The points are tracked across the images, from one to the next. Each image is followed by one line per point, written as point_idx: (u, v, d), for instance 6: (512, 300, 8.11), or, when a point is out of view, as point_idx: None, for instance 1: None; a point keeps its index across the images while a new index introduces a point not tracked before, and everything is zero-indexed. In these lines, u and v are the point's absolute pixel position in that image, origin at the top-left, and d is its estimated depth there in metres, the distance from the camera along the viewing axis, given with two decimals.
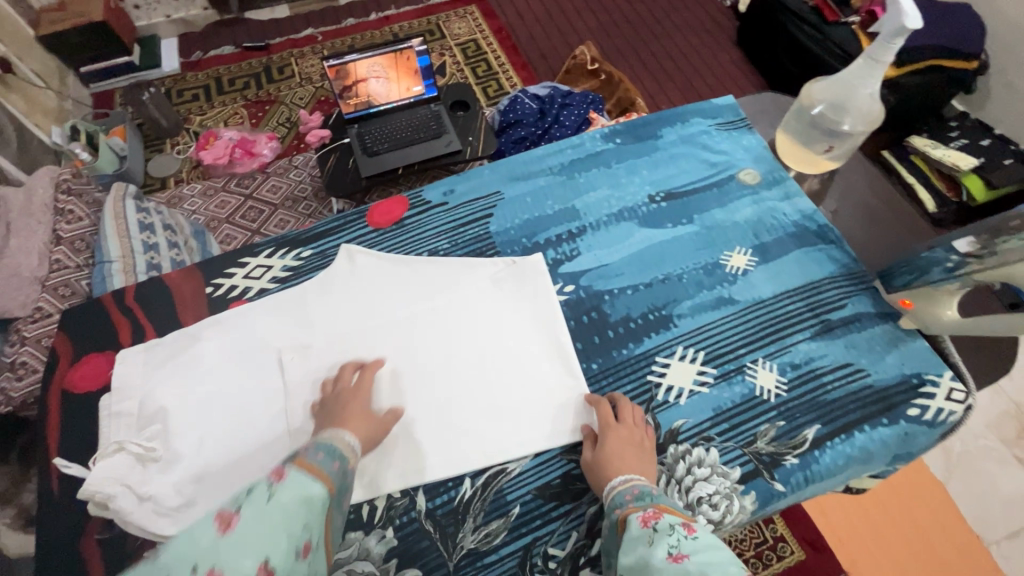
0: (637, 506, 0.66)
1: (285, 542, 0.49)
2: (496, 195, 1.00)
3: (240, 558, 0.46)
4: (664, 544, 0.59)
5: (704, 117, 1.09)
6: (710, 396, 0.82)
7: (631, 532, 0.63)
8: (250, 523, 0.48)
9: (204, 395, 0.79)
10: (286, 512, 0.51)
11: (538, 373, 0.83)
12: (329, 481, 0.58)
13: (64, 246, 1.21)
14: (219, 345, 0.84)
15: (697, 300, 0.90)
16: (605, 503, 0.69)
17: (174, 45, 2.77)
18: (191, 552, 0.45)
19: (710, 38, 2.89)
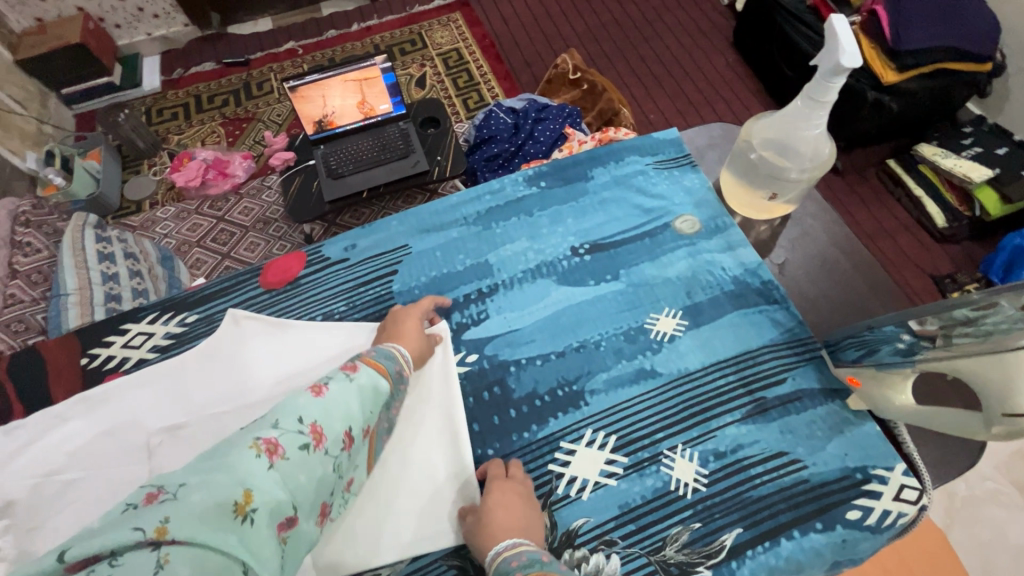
0: (527, 574, 0.55)
1: (359, 417, 0.57)
2: (403, 249, 0.91)
3: (332, 421, 0.54)
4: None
5: (641, 155, 0.99)
6: (617, 491, 0.72)
7: None
8: (336, 397, 0.56)
9: (56, 487, 0.73)
10: (360, 396, 0.58)
11: (424, 462, 0.74)
12: (392, 379, 0.64)
13: (19, 279, 1.19)
14: (87, 427, 0.77)
15: (614, 373, 0.80)
16: (493, 570, 0.59)
17: (156, 62, 2.76)
18: (294, 410, 0.52)
19: (704, 40, 2.73)
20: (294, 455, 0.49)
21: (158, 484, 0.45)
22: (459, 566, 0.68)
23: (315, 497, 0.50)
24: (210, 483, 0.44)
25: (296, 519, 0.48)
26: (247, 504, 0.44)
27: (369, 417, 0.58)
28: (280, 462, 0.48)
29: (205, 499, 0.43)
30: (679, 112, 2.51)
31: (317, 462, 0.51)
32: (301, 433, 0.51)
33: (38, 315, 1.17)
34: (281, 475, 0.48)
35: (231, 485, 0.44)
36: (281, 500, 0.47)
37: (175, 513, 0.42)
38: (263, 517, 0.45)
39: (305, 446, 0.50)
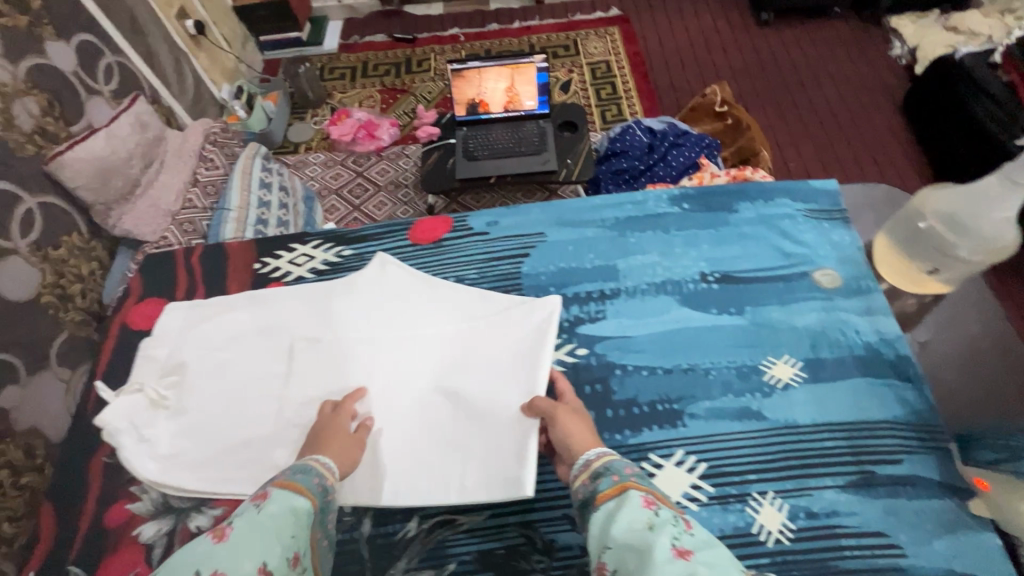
0: (639, 484, 0.62)
1: (277, 549, 0.56)
2: (538, 236, 0.97)
3: (239, 562, 0.53)
4: (668, 532, 0.54)
5: (793, 200, 0.97)
6: (696, 516, 0.73)
7: (628, 508, 0.58)
8: (241, 534, 0.56)
9: (217, 364, 0.87)
10: (275, 525, 0.58)
11: (501, 399, 0.79)
12: (312, 497, 0.63)
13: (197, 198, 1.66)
14: (247, 319, 0.91)
15: (717, 404, 0.80)
16: (587, 470, 0.65)
17: (338, 27, 3.09)
18: (192, 563, 0.52)
19: (870, 98, 2.56)
20: None
21: None
22: (528, 536, 0.73)
23: None
24: None
25: None
26: None
27: (289, 543, 0.57)
28: None
29: None
30: (824, 167, 2.37)
31: None
32: None
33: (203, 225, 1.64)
34: None
35: None
36: None
37: None
38: None
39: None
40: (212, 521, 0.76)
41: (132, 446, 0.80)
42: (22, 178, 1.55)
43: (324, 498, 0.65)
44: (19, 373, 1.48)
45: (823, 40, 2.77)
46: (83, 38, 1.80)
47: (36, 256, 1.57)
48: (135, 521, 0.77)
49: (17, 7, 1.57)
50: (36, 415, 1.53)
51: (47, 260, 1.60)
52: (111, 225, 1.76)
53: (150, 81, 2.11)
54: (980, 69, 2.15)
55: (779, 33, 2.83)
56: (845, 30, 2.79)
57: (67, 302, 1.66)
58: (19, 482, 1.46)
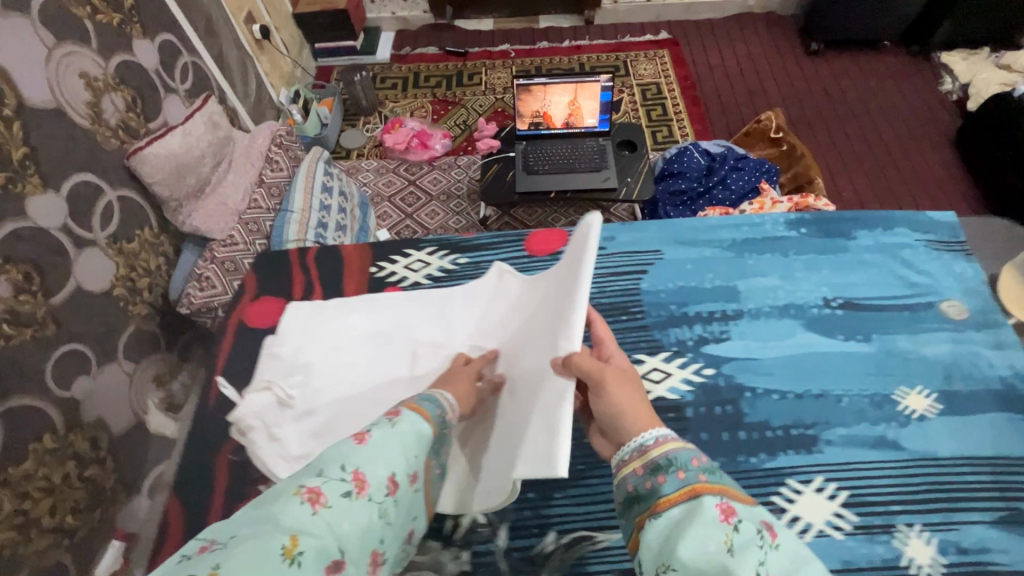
0: (710, 484, 0.56)
1: (403, 465, 0.63)
2: (655, 253, 0.97)
3: (374, 469, 0.59)
4: (754, 553, 0.48)
5: (911, 230, 0.97)
6: (842, 546, 0.71)
7: (703, 520, 0.52)
8: (376, 443, 0.62)
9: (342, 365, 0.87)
10: (403, 443, 0.64)
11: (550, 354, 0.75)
12: (433, 424, 0.69)
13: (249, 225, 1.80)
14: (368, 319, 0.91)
15: (853, 431, 0.79)
16: (648, 458, 0.60)
17: (391, 38, 3.14)
18: (338, 458, 0.58)
19: (922, 131, 2.57)
20: (336, 502, 0.55)
21: (207, 541, 0.50)
22: None
23: (362, 544, 0.55)
24: (256, 536, 0.48)
25: (343, 565, 0.52)
26: (294, 548, 0.48)
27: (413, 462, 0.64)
28: (322, 510, 0.53)
29: (252, 547, 0.47)
30: (877, 197, 2.38)
31: (360, 509, 0.56)
32: (344, 481, 0.57)
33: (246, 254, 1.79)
34: (324, 521, 0.52)
35: (278, 534, 0.49)
36: (330, 545, 0.51)
37: (221, 563, 0.45)
38: (310, 562, 0.49)
39: (347, 493, 0.56)
40: None
41: (263, 445, 0.78)
42: (105, 171, 1.56)
43: (441, 429, 0.70)
44: (91, 365, 1.49)
45: (873, 73, 2.80)
46: (165, 37, 1.83)
47: (112, 249, 1.58)
48: None
49: (112, 5, 1.61)
50: (102, 407, 1.52)
51: (121, 252, 1.61)
52: (181, 221, 1.77)
53: (219, 82, 2.14)
54: None
55: (829, 64, 2.86)
56: (895, 64, 2.82)
57: (135, 295, 1.66)
58: (83, 475, 1.45)
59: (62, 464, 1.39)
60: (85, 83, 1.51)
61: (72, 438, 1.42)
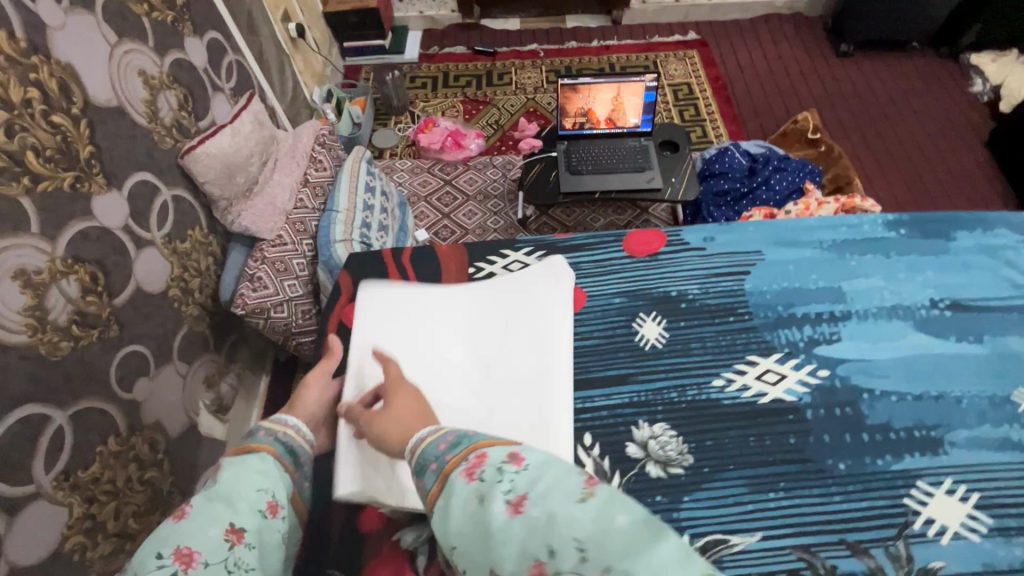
0: (452, 458, 0.61)
1: (240, 511, 0.64)
2: (756, 254, 0.97)
3: (202, 537, 0.60)
4: (497, 493, 0.54)
5: (1011, 231, 0.98)
6: (980, 548, 0.71)
7: (456, 492, 0.57)
8: (200, 513, 0.62)
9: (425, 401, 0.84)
10: (234, 491, 0.66)
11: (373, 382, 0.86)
12: (270, 452, 0.73)
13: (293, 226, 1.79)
14: (421, 354, 0.89)
15: (977, 433, 0.79)
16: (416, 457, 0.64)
17: (419, 37, 3.13)
18: (158, 546, 0.59)
19: (954, 132, 2.58)
20: None
21: None
22: (809, 561, 0.71)
23: None
24: None
25: None
26: None
27: (252, 499, 0.66)
28: None
29: None
30: (914, 199, 2.38)
31: None
32: (166, 565, 0.57)
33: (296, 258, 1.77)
34: None
35: None
36: None
37: None
38: None
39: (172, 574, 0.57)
40: None
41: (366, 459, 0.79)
42: (161, 170, 1.54)
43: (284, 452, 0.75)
44: (149, 366, 1.47)
45: (903, 74, 2.81)
46: (213, 35, 1.81)
47: (167, 249, 1.55)
48: (393, 525, 0.77)
49: (165, 2, 1.59)
50: (159, 409, 1.50)
51: (175, 253, 1.59)
52: (230, 221, 1.75)
53: (260, 81, 2.12)
54: None
55: (859, 65, 2.86)
56: (924, 65, 2.83)
57: (188, 296, 1.64)
58: (144, 477, 1.43)
59: (125, 467, 1.37)
60: (143, 81, 1.49)
61: (134, 441, 1.40)
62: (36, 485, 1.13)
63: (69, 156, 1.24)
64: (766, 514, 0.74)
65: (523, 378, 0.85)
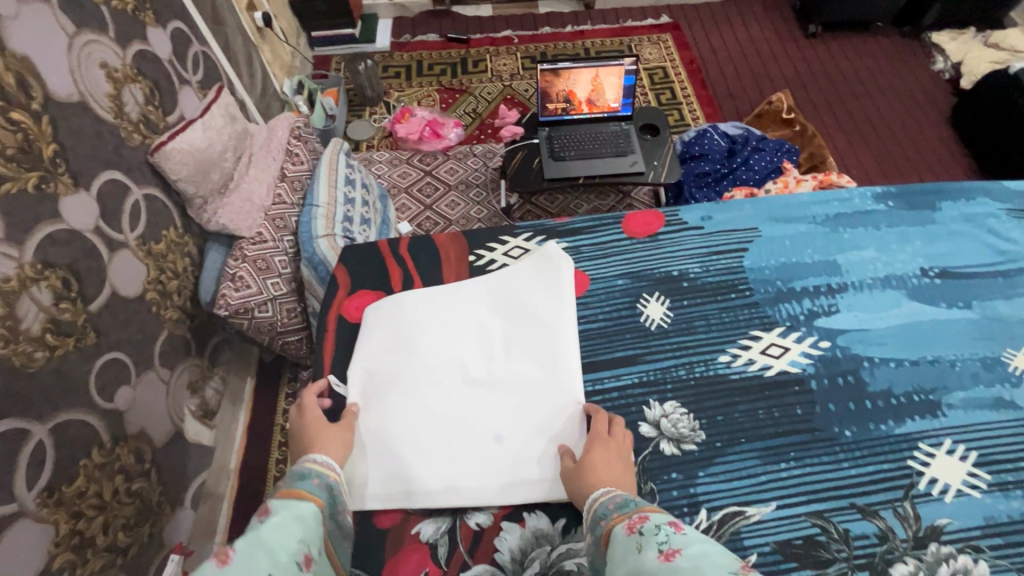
0: (619, 515, 0.61)
1: (284, 563, 0.55)
2: (753, 231, 0.98)
3: None
4: (652, 544, 0.54)
5: (992, 200, 1.01)
6: (981, 503, 0.74)
7: (617, 545, 0.58)
8: (244, 556, 0.53)
9: (432, 398, 0.82)
10: (281, 537, 0.57)
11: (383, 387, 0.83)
12: (315, 499, 0.64)
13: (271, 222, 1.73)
14: (424, 351, 0.86)
15: (972, 394, 0.82)
16: (588, 515, 0.64)
17: (389, 25, 3.05)
18: None
19: (919, 109, 2.67)
20: None
21: None
22: (823, 527, 0.72)
23: None
24: None
25: None
26: None
27: (297, 550, 0.57)
28: None
29: None
30: (884, 175, 2.46)
31: None
32: None
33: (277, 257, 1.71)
34: None
35: None
36: None
37: None
38: None
39: None
40: (492, 519, 0.74)
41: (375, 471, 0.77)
42: (131, 169, 1.47)
43: (327, 500, 0.66)
44: (130, 374, 1.41)
45: (869, 54, 2.88)
46: (176, 25, 1.73)
47: (142, 250, 1.48)
48: (411, 519, 0.75)
49: None
50: (143, 418, 1.44)
51: (150, 254, 1.52)
52: (206, 220, 1.68)
53: (227, 72, 2.03)
54: None
55: (827, 45, 2.92)
56: (889, 45, 2.91)
57: (166, 299, 1.58)
58: (131, 489, 1.38)
59: (112, 480, 1.31)
60: (106, 74, 1.40)
61: (118, 452, 1.34)
62: (18, 503, 1.07)
63: (32, 155, 1.17)
64: (779, 484, 0.76)
65: (532, 366, 0.83)
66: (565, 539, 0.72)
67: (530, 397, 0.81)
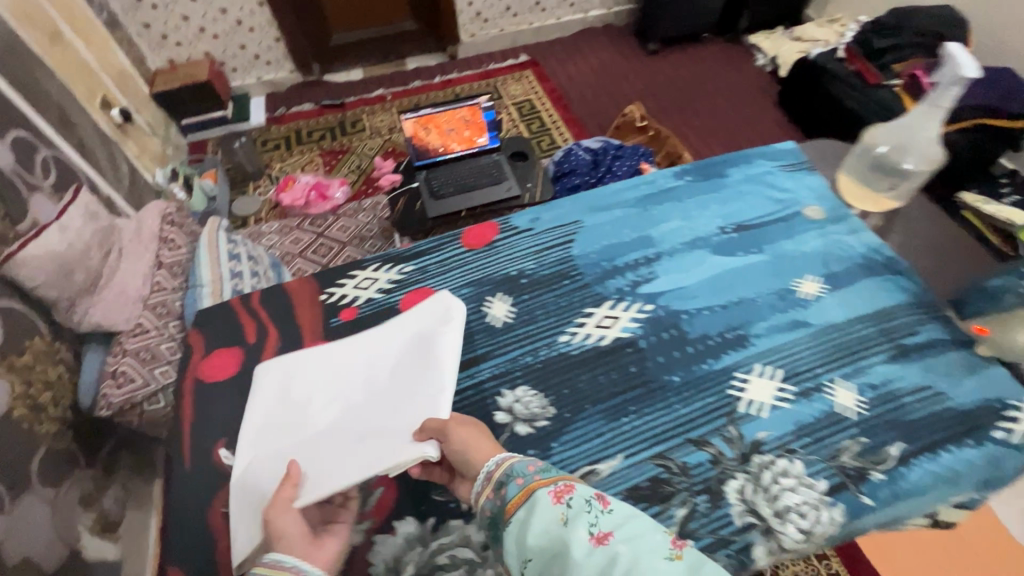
0: (543, 480, 0.65)
1: None
2: (577, 223, 1.09)
3: None
4: (584, 521, 0.58)
5: (767, 160, 1.19)
6: (791, 412, 0.85)
7: (542, 509, 0.62)
8: None
9: (316, 432, 0.83)
10: None
11: (268, 435, 0.84)
12: None
13: (149, 311, 1.65)
14: (312, 397, 0.88)
15: (772, 322, 0.95)
16: (500, 474, 0.68)
17: (262, 102, 3.13)
18: None
19: (753, 100, 3.04)
20: None
21: None
22: (665, 465, 0.81)
23: None
24: None
25: None
26: None
27: None
28: None
29: None
30: None
31: None
32: None
33: (160, 345, 1.64)
34: None
35: None
36: None
37: None
38: None
39: None
40: (364, 536, 0.77)
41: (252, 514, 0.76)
42: None
43: None
44: (4, 501, 1.30)
45: (703, 61, 3.27)
46: (17, 134, 1.70)
47: (2, 366, 1.41)
48: None
49: None
50: (28, 544, 1.33)
51: (14, 369, 1.44)
52: (77, 322, 1.61)
53: (85, 171, 1.99)
54: (829, 63, 2.62)
55: (667, 59, 3.29)
56: (717, 51, 3.32)
57: (41, 413, 1.49)
58: None
59: None
60: None
61: None
62: None
63: None
64: (624, 437, 0.84)
65: (410, 378, 0.86)
66: (435, 538, 0.76)
67: (406, 405, 0.82)
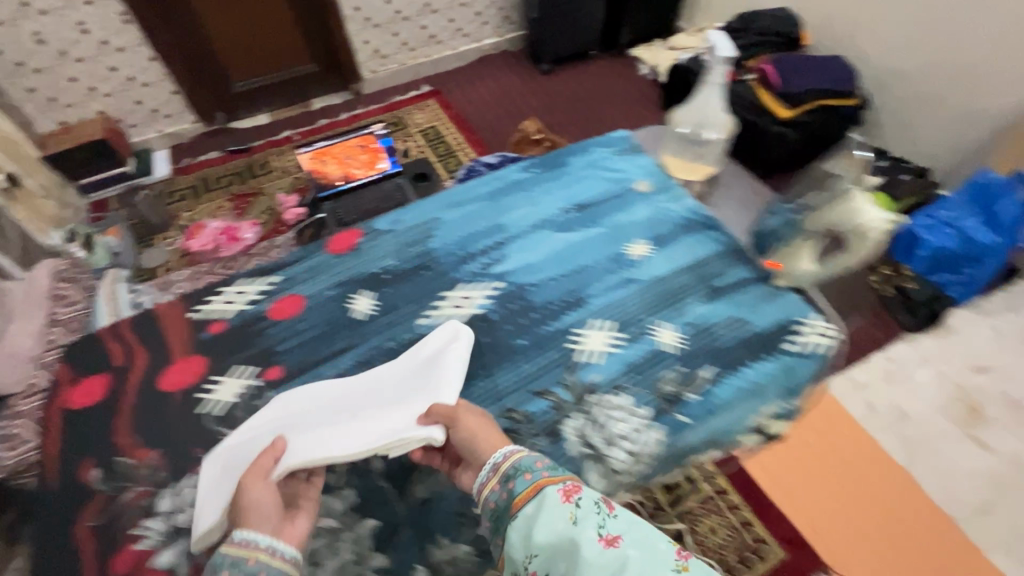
0: (550, 478, 0.74)
1: None
2: (434, 220, 1.19)
3: None
4: (594, 523, 0.66)
5: (603, 148, 1.34)
6: (621, 355, 0.96)
7: (551, 506, 0.70)
8: None
9: (321, 415, 0.91)
10: None
11: (274, 418, 0.93)
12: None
13: (43, 367, 1.61)
14: (322, 383, 0.96)
15: (606, 282, 1.07)
16: (510, 467, 0.77)
17: (166, 155, 3.12)
18: None
19: (640, 106, 3.30)
20: None
21: None
22: (509, 416, 0.90)
23: None
24: None
25: None
26: None
27: None
28: None
29: None
30: None
31: None
32: None
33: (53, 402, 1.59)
34: None
35: None
36: None
37: None
38: None
39: None
40: None
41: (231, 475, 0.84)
42: None
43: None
44: None
45: (593, 76, 3.53)
46: None
47: None
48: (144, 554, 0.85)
49: None
50: None
51: None
52: None
53: None
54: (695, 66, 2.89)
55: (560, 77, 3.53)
56: (605, 66, 3.60)
57: None
58: None
59: None
60: None
61: None
62: None
63: None
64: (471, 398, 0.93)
65: (414, 373, 0.94)
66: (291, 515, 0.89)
67: (407, 395, 0.90)
